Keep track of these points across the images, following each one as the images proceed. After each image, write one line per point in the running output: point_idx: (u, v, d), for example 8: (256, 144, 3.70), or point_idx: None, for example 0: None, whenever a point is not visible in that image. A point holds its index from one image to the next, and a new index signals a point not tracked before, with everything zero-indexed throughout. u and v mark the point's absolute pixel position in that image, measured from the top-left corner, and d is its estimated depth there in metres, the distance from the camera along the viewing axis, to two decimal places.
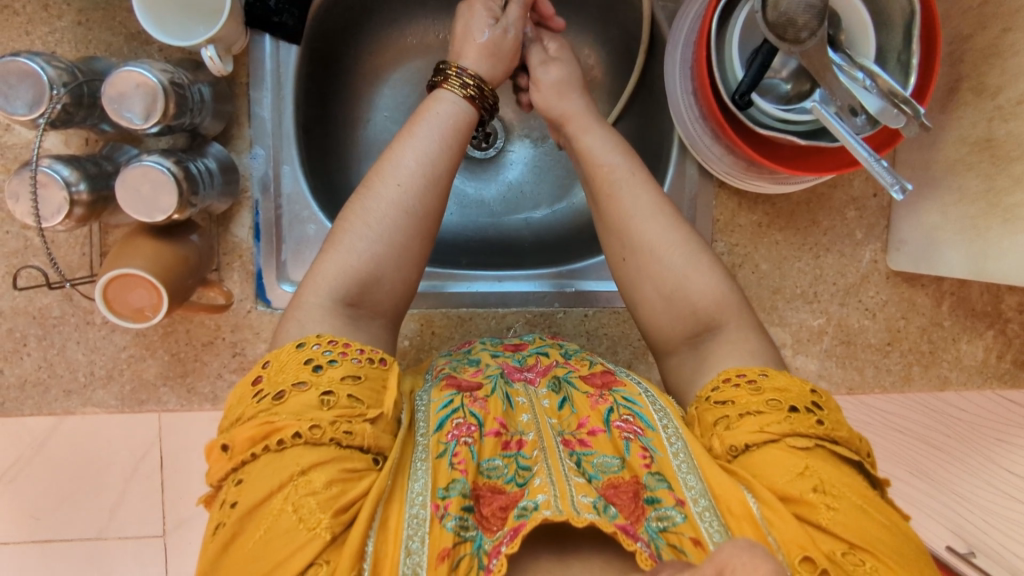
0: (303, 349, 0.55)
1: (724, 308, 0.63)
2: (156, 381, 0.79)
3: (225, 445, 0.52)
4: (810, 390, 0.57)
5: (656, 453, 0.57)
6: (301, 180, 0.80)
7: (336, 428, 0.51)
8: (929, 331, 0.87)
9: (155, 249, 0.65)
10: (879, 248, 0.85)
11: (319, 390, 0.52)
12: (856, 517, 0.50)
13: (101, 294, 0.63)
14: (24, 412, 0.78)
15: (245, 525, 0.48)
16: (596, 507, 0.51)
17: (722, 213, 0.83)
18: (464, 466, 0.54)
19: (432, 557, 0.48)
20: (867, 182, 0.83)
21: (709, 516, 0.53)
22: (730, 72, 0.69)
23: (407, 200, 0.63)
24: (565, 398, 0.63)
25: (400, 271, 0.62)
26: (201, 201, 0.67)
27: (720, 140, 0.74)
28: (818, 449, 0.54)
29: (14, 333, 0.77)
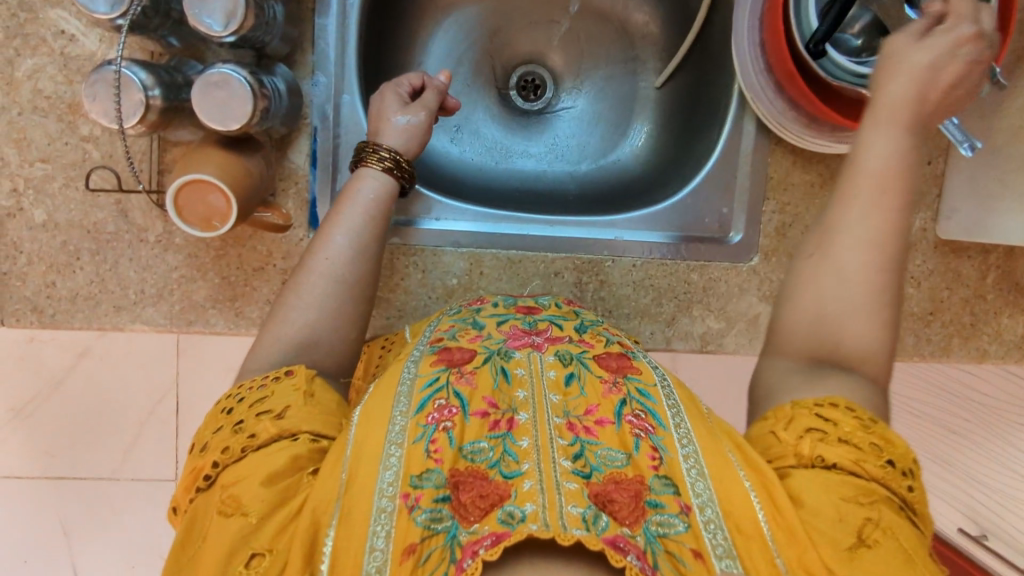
0: (224, 399, 0.56)
1: (868, 364, 0.56)
2: (205, 303, 0.79)
3: (175, 507, 0.54)
4: (913, 457, 0.52)
5: (666, 453, 0.52)
6: (360, 111, 0.79)
7: (241, 437, 0.51)
8: (971, 304, 0.87)
9: (223, 158, 0.67)
10: (929, 217, 0.85)
11: (231, 422, 0.53)
12: (891, 567, 0.46)
13: (171, 199, 0.65)
14: (74, 325, 0.78)
15: (184, 561, 0.48)
16: (586, 520, 0.44)
17: (777, 170, 0.83)
18: (440, 456, 0.50)
19: (396, 554, 0.44)
20: (922, 149, 0.84)
21: (714, 528, 0.48)
22: (805, 20, 0.70)
23: (342, 271, 0.62)
24: (573, 374, 0.58)
25: (339, 333, 0.61)
26: (269, 117, 0.69)
27: (785, 94, 0.76)
28: (891, 505, 0.49)
29: (68, 247, 0.77)
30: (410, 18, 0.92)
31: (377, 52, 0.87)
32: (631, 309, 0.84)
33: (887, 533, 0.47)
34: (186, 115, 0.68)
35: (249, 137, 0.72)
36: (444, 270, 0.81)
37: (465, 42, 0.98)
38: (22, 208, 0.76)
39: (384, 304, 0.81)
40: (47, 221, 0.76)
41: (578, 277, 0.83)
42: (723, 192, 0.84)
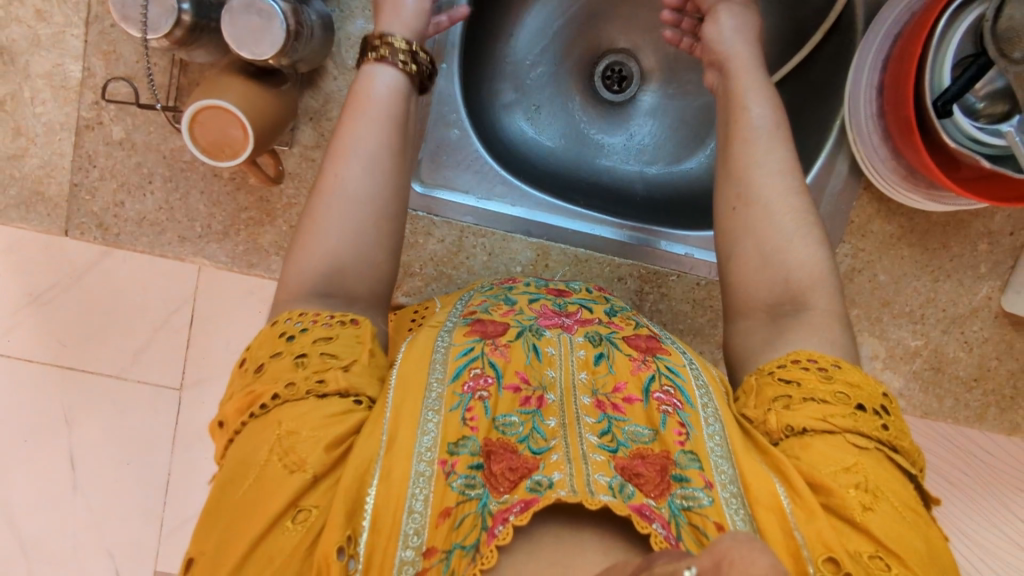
0: (278, 324, 0.53)
1: (820, 288, 0.58)
2: (269, 248, 0.79)
3: (221, 422, 0.52)
4: (882, 394, 0.53)
5: (692, 430, 0.52)
6: (454, 83, 0.79)
7: (308, 377, 0.49)
8: (1016, 377, 0.88)
9: (244, 87, 0.61)
10: (996, 286, 0.84)
11: (293, 353, 0.50)
12: (893, 523, 0.46)
13: (189, 113, 0.58)
14: (137, 248, 0.78)
15: (232, 483, 0.47)
16: (613, 488, 0.45)
17: (859, 216, 0.82)
18: (475, 424, 0.50)
19: (432, 516, 0.45)
20: (1008, 220, 0.83)
21: (736, 504, 0.48)
22: (938, 76, 0.66)
23: (369, 200, 0.57)
24: (603, 355, 0.57)
25: (367, 260, 0.56)
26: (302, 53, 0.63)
27: (890, 143, 0.74)
28: (875, 451, 0.49)
29: (142, 169, 0.76)
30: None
31: (475, 24, 0.86)
32: (684, 327, 0.83)
33: (880, 490, 0.48)
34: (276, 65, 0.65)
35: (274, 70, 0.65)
36: (511, 256, 0.81)
37: (559, 21, 0.95)
38: (101, 121, 0.75)
39: (445, 279, 0.80)
40: (124, 139, 0.75)
41: (640, 286, 0.83)
42: None
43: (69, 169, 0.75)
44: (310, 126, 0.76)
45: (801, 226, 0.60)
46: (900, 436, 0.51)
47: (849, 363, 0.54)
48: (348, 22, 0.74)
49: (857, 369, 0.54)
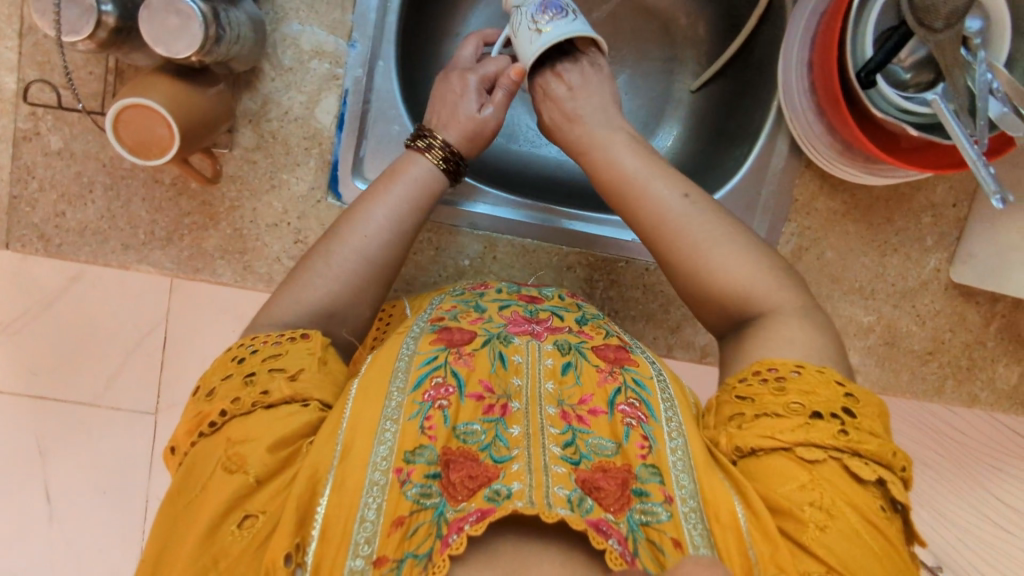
0: (237, 348, 0.55)
1: (767, 297, 0.60)
2: (214, 253, 0.78)
3: (174, 446, 0.52)
4: (844, 394, 0.53)
5: (655, 444, 0.52)
6: (393, 80, 0.77)
7: (252, 392, 0.51)
8: (971, 348, 0.88)
9: (167, 85, 0.61)
10: (944, 258, 0.85)
11: (242, 372, 0.52)
12: (849, 544, 0.48)
13: (112, 113, 0.58)
14: (80, 258, 0.77)
15: (180, 493, 0.48)
16: (571, 502, 0.45)
17: (802, 194, 0.83)
18: (434, 432, 0.49)
19: (386, 525, 0.44)
20: (949, 191, 0.83)
21: (694, 518, 0.49)
22: (860, 48, 0.68)
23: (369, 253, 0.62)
24: (571, 364, 0.57)
25: (356, 303, 0.61)
26: (225, 51, 0.63)
27: (824, 118, 0.74)
28: (831, 464, 0.50)
29: (82, 178, 0.76)
30: None
31: (418, 25, 0.82)
32: (636, 311, 0.84)
33: (835, 509, 0.49)
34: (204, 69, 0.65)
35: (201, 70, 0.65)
36: (458, 249, 0.81)
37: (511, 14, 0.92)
38: (38, 132, 0.74)
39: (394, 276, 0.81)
40: (63, 149, 0.75)
41: (589, 273, 0.84)
42: (745, 209, 0.83)
43: (7, 181, 0.75)
44: (249, 129, 0.76)
45: (724, 236, 0.62)
46: (863, 438, 0.51)
47: (812, 364, 0.55)
48: (282, 23, 0.74)
49: (821, 370, 0.54)
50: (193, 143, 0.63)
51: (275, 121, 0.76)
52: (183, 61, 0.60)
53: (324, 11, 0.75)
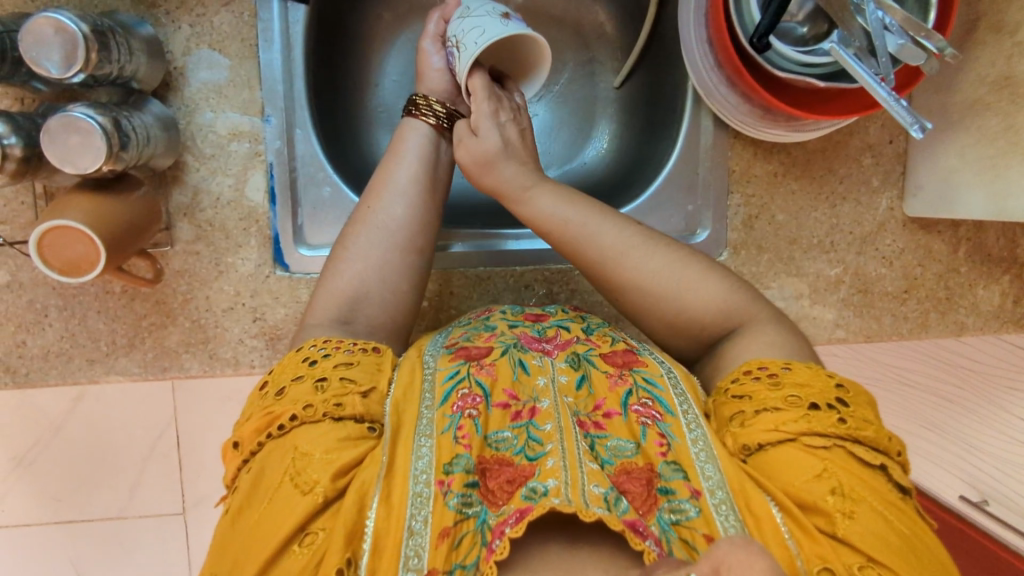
0: (302, 351, 0.58)
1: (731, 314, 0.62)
2: (178, 348, 0.79)
3: (236, 442, 0.54)
4: (836, 384, 0.54)
5: (673, 440, 0.55)
6: (314, 144, 0.79)
7: (328, 402, 0.53)
8: (945, 278, 0.87)
9: (88, 199, 0.62)
10: (895, 196, 0.85)
11: (314, 377, 0.54)
12: (873, 523, 0.48)
13: (34, 240, 0.60)
14: (49, 382, 0.78)
15: (248, 503, 0.50)
16: (607, 500, 0.48)
17: (738, 164, 0.83)
18: (469, 441, 0.53)
19: (433, 537, 0.46)
20: (883, 129, 0.83)
21: (725, 509, 0.51)
22: (748, 15, 0.70)
23: (400, 239, 0.66)
24: (584, 377, 0.61)
25: (387, 285, 0.65)
26: (136, 155, 0.65)
27: (736, 88, 0.75)
28: (837, 450, 0.51)
29: (35, 304, 0.77)
30: (364, 36, 0.87)
31: (330, 80, 0.84)
32: (604, 314, 0.84)
33: (855, 494, 0.49)
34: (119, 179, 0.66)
35: (121, 177, 0.67)
36: None
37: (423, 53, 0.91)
38: None
39: None
40: (11, 281, 0.76)
41: (549, 288, 0.83)
42: (687, 190, 0.84)
43: None
44: (185, 222, 0.77)
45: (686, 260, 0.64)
46: (862, 425, 0.52)
47: (800, 361, 0.56)
48: (195, 114, 0.76)
49: (809, 366, 0.56)
50: (123, 249, 0.64)
51: (209, 209, 0.77)
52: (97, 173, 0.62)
53: (233, 94, 0.76)
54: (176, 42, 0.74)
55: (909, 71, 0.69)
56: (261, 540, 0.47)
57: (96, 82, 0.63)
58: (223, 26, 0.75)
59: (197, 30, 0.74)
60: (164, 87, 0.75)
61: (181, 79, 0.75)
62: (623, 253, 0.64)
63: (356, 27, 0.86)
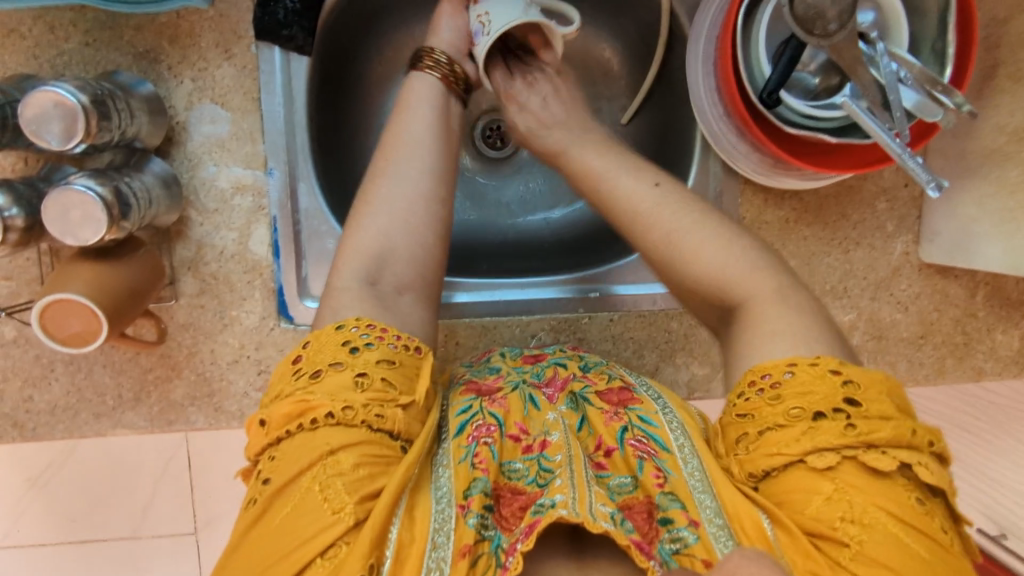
0: (342, 331, 0.53)
1: (741, 284, 0.57)
2: (183, 401, 0.79)
3: (264, 420, 0.51)
4: (843, 384, 0.50)
5: (671, 473, 0.54)
6: (317, 196, 0.79)
7: (370, 412, 0.50)
8: (963, 323, 0.85)
9: (90, 270, 0.63)
10: (910, 240, 0.83)
11: (353, 370, 0.51)
12: (889, 551, 0.45)
13: (37, 312, 0.61)
14: (56, 436, 0.78)
15: (274, 502, 0.48)
16: (614, 518, 0.47)
17: (748, 211, 0.81)
18: (485, 466, 0.52)
19: (454, 553, 0.46)
20: (897, 173, 0.81)
21: (724, 537, 0.50)
22: (758, 69, 0.69)
23: (424, 189, 0.62)
24: (582, 418, 0.59)
25: (415, 242, 0.60)
26: (138, 220, 0.65)
27: (747, 137, 0.73)
28: (846, 466, 0.48)
29: (42, 359, 0.77)
30: (366, 78, 0.86)
31: (335, 126, 0.84)
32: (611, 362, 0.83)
33: (867, 519, 0.47)
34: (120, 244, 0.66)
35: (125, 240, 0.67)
36: None
37: None
38: None
39: None
40: (18, 336, 0.76)
41: (555, 337, 0.83)
42: None
43: None
44: (190, 276, 0.77)
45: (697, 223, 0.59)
46: (874, 427, 0.48)
47: (804, 357, 0.51)
48: (198, 168, 0.75)
49: (814, 364, 0.51)
50: (127, 318, 0.65)
51: (213, 263, 0.77)
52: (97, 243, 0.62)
53: (235, 147, 0.75)
54: (178, 97, 0.73)
55: (925, 123, 0.67)
56: (283, 555, 0.45)
57: (96, 148, 0.63)
58: (225, 79, 0.74)
59: (200, 84, 0.74)
60: (166, 142, 0.74)
61: (183, 134, 0.74)
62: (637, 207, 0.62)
63: (360, 71, 0.85)
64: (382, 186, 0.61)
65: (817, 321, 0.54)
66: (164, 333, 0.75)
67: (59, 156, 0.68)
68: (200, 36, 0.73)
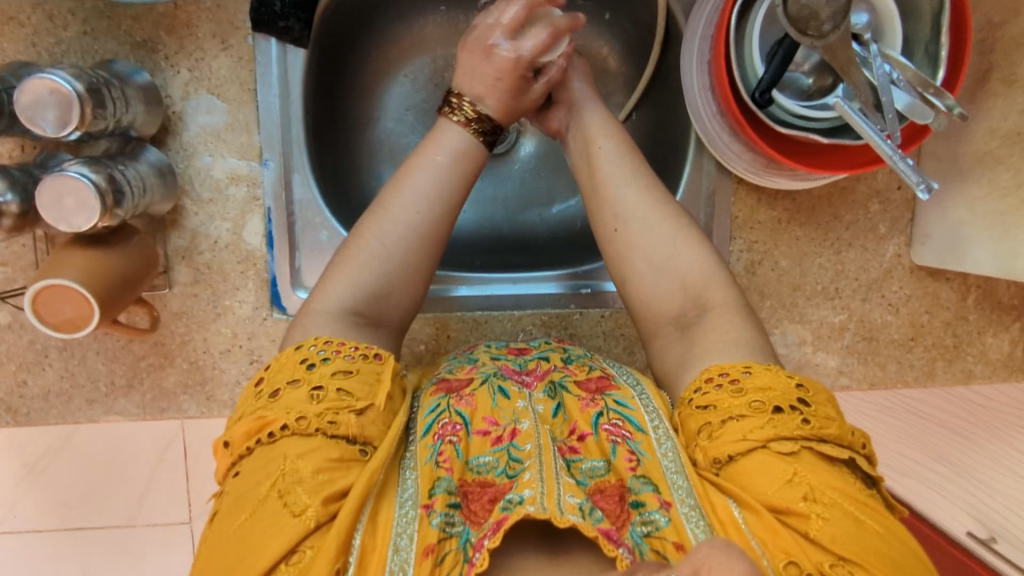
0: (301, 350, 0.55)
1: (712, 284, 0.61)
2: (176, 389, 0.79)
3: (226, 442, 0.52)
4: (796, 385, 0.53)
5: (644, 456, 0.55)
6: (312, 188, 0.79)
7: (324, 420, 0.51)
8: (953, 326, 0.85)
9: (83, 258, 0.63)
10: (902, 242, 0.83)
11: (309, 384, 0.52)
12: (847, 528, 0.47)
13: (29, 298, 0.61)
14: (49, 421, 0.79)
15: (236, 513, 0.48)
16: (583, 509, 0.48)
17: (741, 210, 0.82)
18: (450, 465, 0.53)
19: (417, 553, 0.46)
20: (890, 175, 0.81)
21: (695, 517, 0.50)
22: (751, 69, 0.69)
23: (415, 218, 0.62)
24: (558, 404, 0.59)
25: (409, 285, 0.62)
26: (132, 208, 0.65)
27: (740, 137, 0.73)
28: (805, 453, 0.50)
29: (36, 345, 0.77)
30: (363, 72, 0.87)
31: (330, 118, 0.84)
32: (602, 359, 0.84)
33: (826, 498, 0.49)
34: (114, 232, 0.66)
35: (119, 227, 0.67)
36: (412, 336, 0.81)
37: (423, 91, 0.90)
38: None
39: None
40: (13, 321, 0.77)
41: (547, 331, 0.83)
42: None
43: None
44: (183, 265, 0.77)
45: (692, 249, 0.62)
46: (824, 423, 0.52)
47: (760, 364, 0.55)
48: (193, 158, 0.76)
49: (768, 369, 0.55)
50: (121, 305, 0.66)
51: (207, 253, 0.77)
52: (90, 230, 0.62)
53: (231, 137, 0.76)
54: (174, 87, 0.74)
55: (916, 125, 0.67)
56: (247, 563, 0.46)
57: (90, 136, 0.64)
58: (222, 70, 0.74)
59: (196, 74, 0.74)
60: (163, 131, 0.75)
61: (180, 123, 0.75)
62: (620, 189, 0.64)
63: (357, 63, 0.86)
64: (371, 222, 0.62)
65: (764, 334, 0.59)
66: (157, 321, 0.76)
67: (55, 144, 0.68)
68: (197, 27, 0.73)
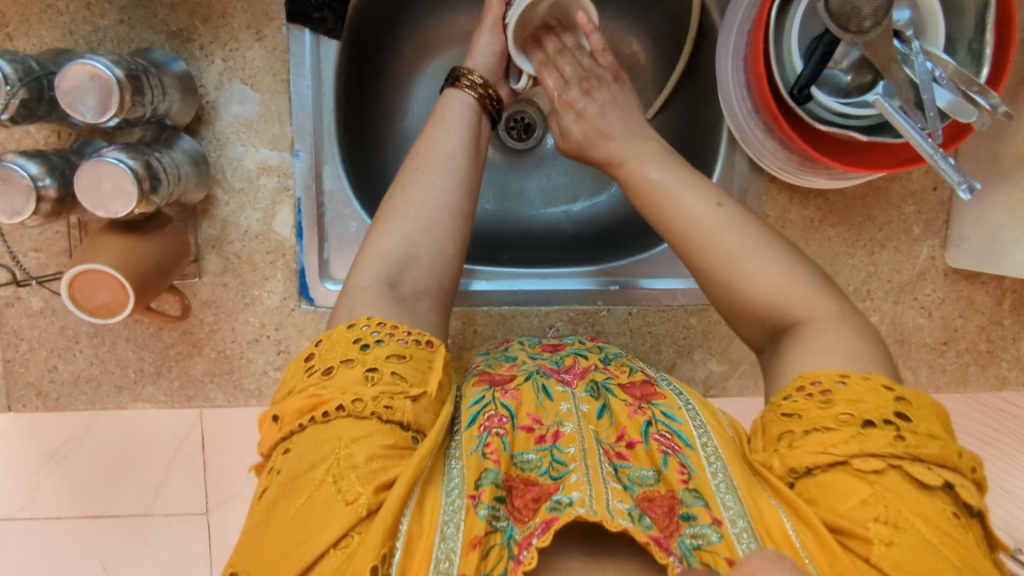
0: (353, 329, 0.54)
1: (802, 300, 0.56)
2: (203, 378, 0.80)
3: (276, 416, 0.51)
4: (895, 399, 0.50)
5: (695, 470, 0.53)
6: (343, 179, 0.79)
7: (380, 404, 0.50)
8: (987, 330, 0.83)
9: (120, 243, 0.64)
10: (937, 244, 0.81)
11: (364, 364, 0.52)
12: (917, 557, 0.45)
13: (66, 282, 0.62)
14: (78, 406, 0.79)
15: (287, 492, 0.48)
16: (631, 514, 0.47)
17: (773, 209, 0.81)
18: (496, 457, 0.52)
19: (463, 544, 0.46)
20: (926, 176, 0.80)
21: (748, 538, 0.49)
22: (789, 65, 0.68)
23: (449, 201, 0.62)
24: (604, 406, 0.59)
25: (438, 248, 0.61)
26: (167, 195, 0.66)
27: (774, 134, 0.72)
28: (892, 473, 0.47)
29: (67, 331, 0.78)
30: (394, 65, 0.87)
31: (361, 110, 0.84)
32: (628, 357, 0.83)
33: (903, 523, 0.46)
34: (148, 219, 0.67)
35: (153, 215, 0.68)
36: None
37: None
38: (19, 296, 0.77)
39: None
40: (45, 307, 0.77)
41: (573, 328, 0.83)
42: None
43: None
44: (214, 254, 0.77)
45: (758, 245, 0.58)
46: (922, 444, 0.48)
47: (857, 371, 0.52)
48: (226, 148, 0.76)
49: (866, 378, 0.51)
50: (155, 292, 0.66)
51: (237, 242, 0.77)
52: (128, 216, 0.62)
53: (263, 128, 0.76)
54: (208, 76, 0.74)
55: (958, 125, 0.66)
56: (296, 549, 0.45)
57: (129, 124, 0.64)
58: (256, 60, 0.75)
59: (231, 64, 0.74)
60: (196, 121, 0.75)
61: (213, 113, 0.75)
62: (683, 204, 0.61)
63: (390, 58, 0.86)
64: (408, 195, 0.62)
65: (882, 348, 0.55)
66: (187, 309, 0.76)
67: (91, 131, 0.69)
68: (233, 16, 0.73)
